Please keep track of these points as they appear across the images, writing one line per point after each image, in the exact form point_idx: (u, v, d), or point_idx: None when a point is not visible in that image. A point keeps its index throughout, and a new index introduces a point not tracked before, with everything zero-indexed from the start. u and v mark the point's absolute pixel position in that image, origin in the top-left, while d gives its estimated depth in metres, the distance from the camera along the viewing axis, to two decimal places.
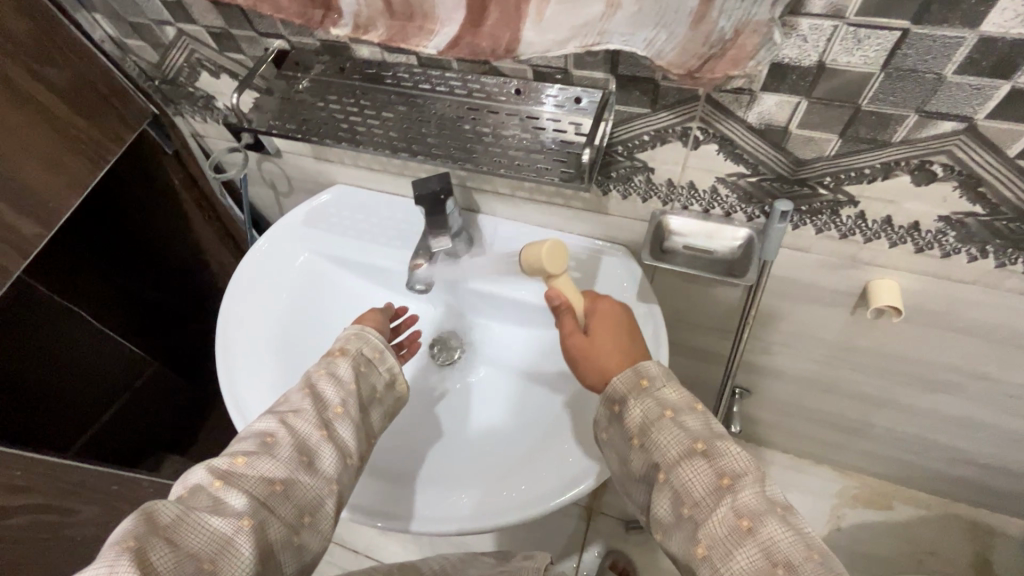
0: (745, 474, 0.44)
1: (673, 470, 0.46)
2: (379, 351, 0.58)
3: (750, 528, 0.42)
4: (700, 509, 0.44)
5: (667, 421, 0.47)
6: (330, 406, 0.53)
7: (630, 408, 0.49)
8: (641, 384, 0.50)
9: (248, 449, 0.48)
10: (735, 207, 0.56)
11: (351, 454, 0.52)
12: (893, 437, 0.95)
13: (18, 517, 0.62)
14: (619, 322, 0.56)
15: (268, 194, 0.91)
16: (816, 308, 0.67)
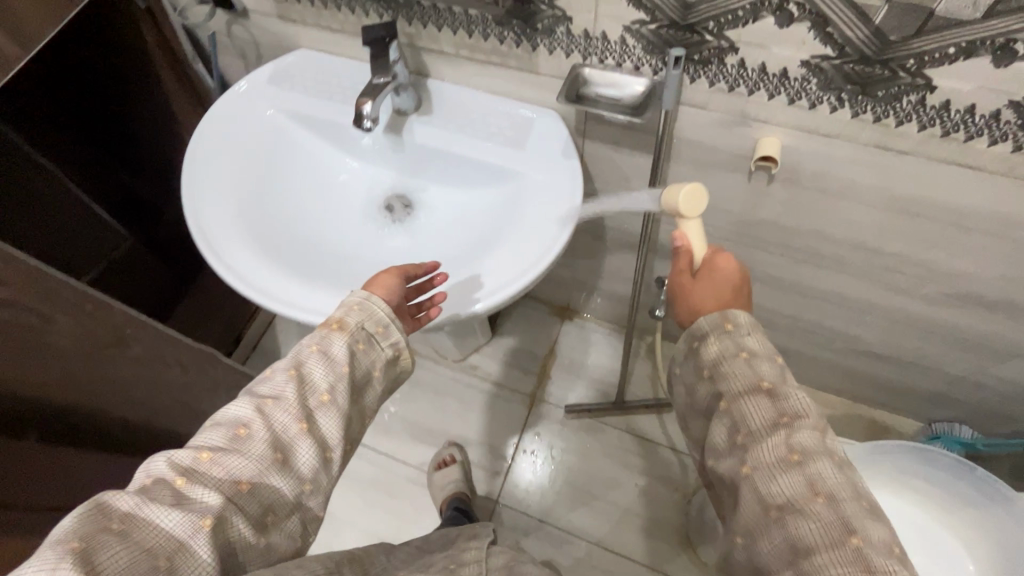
0: (804, 417, 0.47)
1: (737, 403, 0.48)
2: (382, 324, 0.56)
3: (800, 461, 0.45)
4: (753, 439, 0.47)
5: (741, 359, 0.50)
6: (316, 393, 0.50)
7: (707, 345, 0.52)
8: (726, 326, 0.52)
9: (216, 444, 0.46)
10: (642, 60, 0.64)
11: (333, 448, 0.50)
12: (800, 329, 1.06)
13: (2, 309, 0.72)
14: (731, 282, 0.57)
15: (239, 65, 0.98)
16: (719, 176, 0.76)
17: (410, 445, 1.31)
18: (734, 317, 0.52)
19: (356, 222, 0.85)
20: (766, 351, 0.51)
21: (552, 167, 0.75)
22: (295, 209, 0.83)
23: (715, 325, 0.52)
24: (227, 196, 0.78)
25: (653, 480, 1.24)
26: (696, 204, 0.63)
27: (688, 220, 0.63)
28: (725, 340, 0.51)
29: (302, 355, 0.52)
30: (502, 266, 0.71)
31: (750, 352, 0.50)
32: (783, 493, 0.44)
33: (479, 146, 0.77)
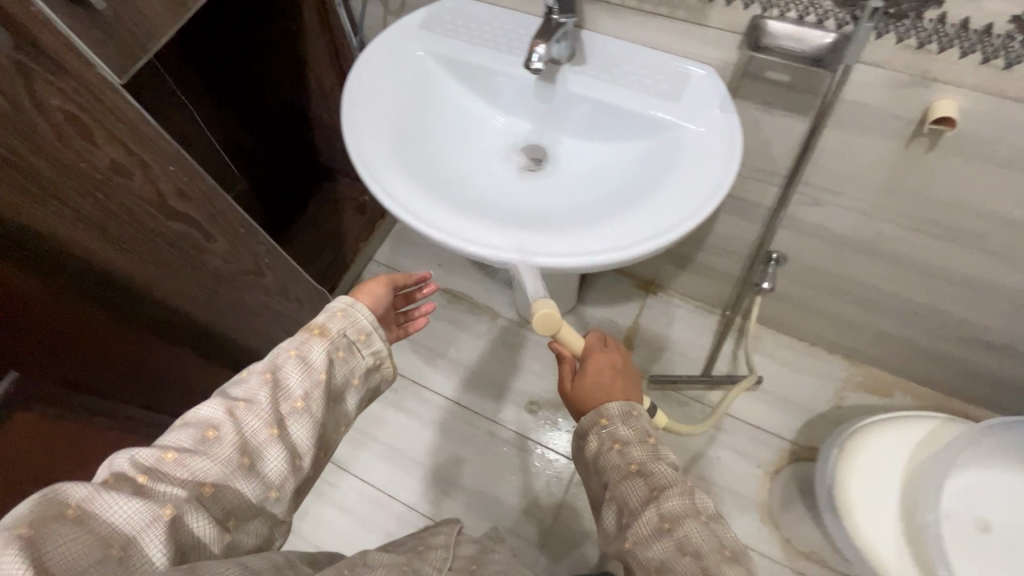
0: (670, 487, 0.56)
1: (616, 492, 0.58)
2: (364, 334, 0.60)
3: (670, 527, 0.54)
4: (632, 517, 0.56)
5: (614, 450, 0.60)
6: (291, 399, 0.55)
7: (589, 443, 0.63)
8: (600, 422, 0.63)
9: (183, 445, 0.50)
10: (829, 12, 0.65)
11: (301, 454, 0.55)
12: (908, 312, 1.06)
13: (178, 224, 0.76)
14: (606, 370, 0.68)
15: (378, 12, 1.01)
16: (873, 141, 0.76)
17: (492, 401, 1.35)
18: (608, 412, 0.63)
19: (495, 167, 0.88)
20: (640, 436, 0.61)
21: (708, 122, 0.75)
22: (439, 151, 0.86)
23: (592, 423, 0.63)
24: (383, 131, 0.81)
25: (734, 455, 1.24)
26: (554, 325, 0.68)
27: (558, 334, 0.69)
28: (600, 435, 0.62)
29: (281, 360, 0.56)
30: (655, 213, 0.72)
31: (620, 441, 0.61)
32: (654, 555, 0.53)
33: (632, 96, 0.78)
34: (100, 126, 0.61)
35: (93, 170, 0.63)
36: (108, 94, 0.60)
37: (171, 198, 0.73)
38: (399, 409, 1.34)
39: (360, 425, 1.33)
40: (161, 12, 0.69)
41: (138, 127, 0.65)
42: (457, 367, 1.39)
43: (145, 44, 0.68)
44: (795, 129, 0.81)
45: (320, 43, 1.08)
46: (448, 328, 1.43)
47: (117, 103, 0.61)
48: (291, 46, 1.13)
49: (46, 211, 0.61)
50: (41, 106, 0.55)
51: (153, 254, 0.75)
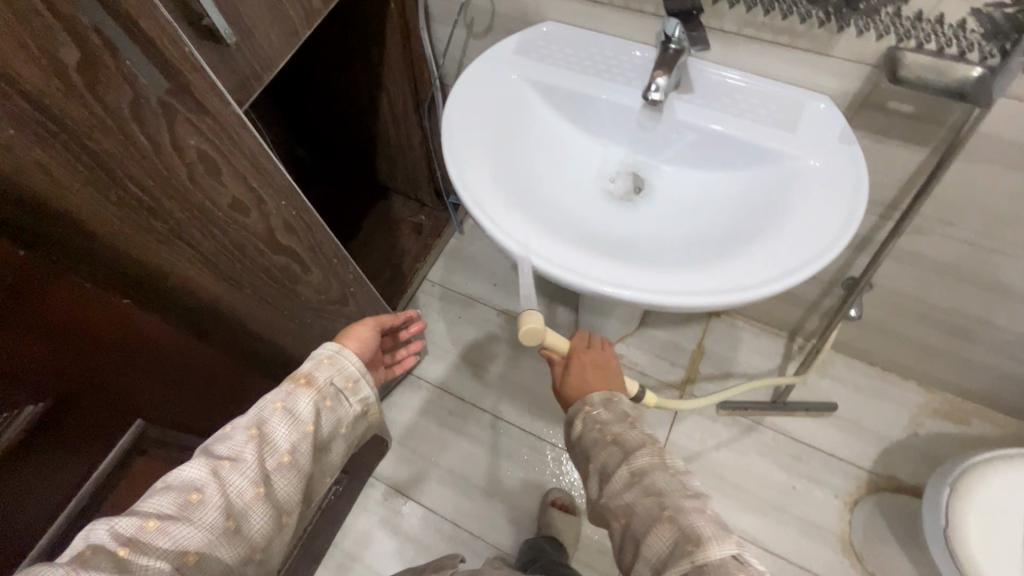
0: (642, 448, 0.60)
1: (596, 457, 0.62)
2: (351, 381, 0.65)
3: (637, 478, 0.58)
4: (608, 479, 0.60)
5: (592, 425, 0.64)
6: (277, 453, 0.57)
7: (574, 430, 0.66)
8: (585, 408, 0.66)
9: (166, 511, 0.51)
10: (973, 45, 0.62)
11: (283, 510, 0.57)
12: (1001, 340, 1.02)
13: (280, 257, 0.74)
14: (588, 368, 0.72)
15: (461, 35, 0.99)
16: (998, 172, 0.74)
17: (554, 426, 1.32)
18: (590, 398, 0.66)
19: (591, 198, 0.85)
20: (619, 417, 0.64)
21: (829, 153, 0.72)
22: (536, 181, 0.83)
23: (579, 409, 0.67)
24: (484, 159, 0.78)
25: (808, 483, 1.20)
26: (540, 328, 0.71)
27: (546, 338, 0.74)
28: (585, 419, 0.65)
29: (266, 414, 0.58)
30: (780, 249, 0.67)
31: (599, 421, 0.64)
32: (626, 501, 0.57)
33: (747, 125, 0.75)
34: (227, 162, 0.59)
35: (215, 207, 0.61)
36: (239, 130, 0.58)
37: (278, 232, 0.71)
38: (460, 433, 1.32)
39: (422, 449, 1.31)
40: (276, 42, 0.67)
41: (261, 163, 0.62)
42: (518, 390, 1.36)
43: (260, 75, 0.66)
44: (911, 159, 0.79)
45: (398, 65, 1.07)
46: (506, 350, 1.41)
47: (245, 139, 0.59)
48: (364, 67, 1.11)
49: (169, 250, 0.59)
50: (179, 145, 0.53)
51: (255, 287, 0.73)
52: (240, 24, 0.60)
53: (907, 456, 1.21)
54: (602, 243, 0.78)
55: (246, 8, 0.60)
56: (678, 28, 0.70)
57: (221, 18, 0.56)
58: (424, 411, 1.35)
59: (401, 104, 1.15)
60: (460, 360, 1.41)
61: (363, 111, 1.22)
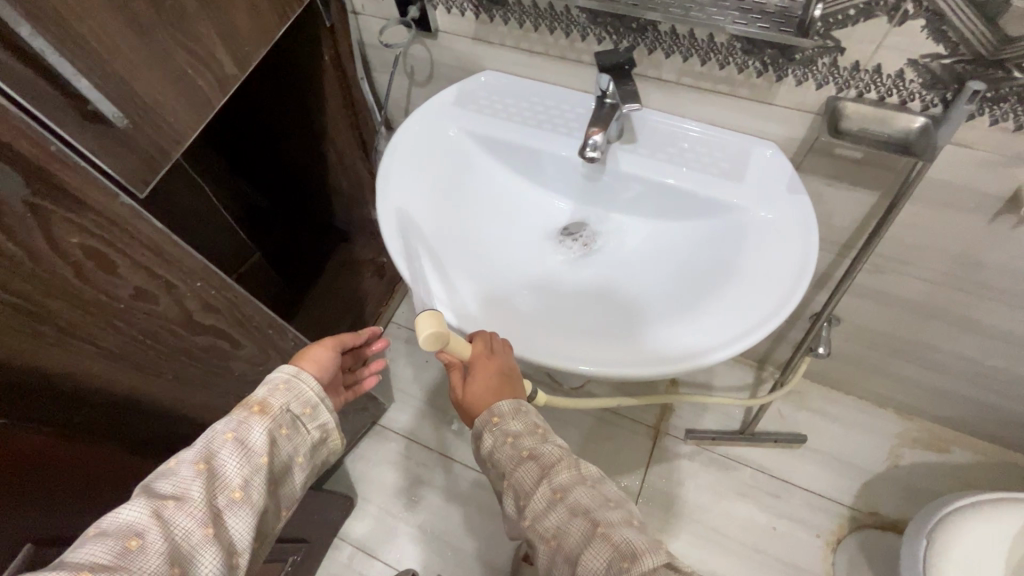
0: (558, 461, 0.56)
1: (511, 476, 0.57)
2: (310, 406, 0.58)
3: (561, 496, 0.54)
4: (527, 496, 0.55)
5: (507, 442, 0.58)
6: (227, 489, 0.50)
7: (482, 442, 0.60)
8: (492, 421, 0.60)
9: (98, 564, 0.43)
10: (915, 94, 0.60)
11: (239, 553, 0.49)
12: (974, 373, 0.99)
13: (202, 337, 0.69)
14: (496, 373, 0.61)
15: (402, 83, 0.95)
16: (953, 215, 0.71)
17: None
18: (498, 411, 0.60)
19: (540, 252, 0.81)
20: (529, 428, 0.59)
21: (778, 204, 0.69)
22: (480, 239, 0.79)
23: (484, 420, 0.60)
24: (422, 220, 0.74)
25: (792, 523, 1.16)
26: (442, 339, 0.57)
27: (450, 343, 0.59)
28: (493, 432, 0.59)
29: (215, 444, 0.51)
30: (732, 308, 0.64)
31: (512, 435, 0.59)
32: (552, 523, 0.53)
33: (692, 177, 0.72)
34: (124, 254, 0.54)
35: (115, 300, 0.56)
36: (134, 221, 0.53)
37: (198, 314, 0.66)
38: (431, 486, 1.27)
39: (393, 505, 1.25)
40: (183, 115, 0.63)
41: (167, 249, 0.58)
42: None
43: (166, 152, 0.62)
44: (865, 201, 0.76)
45: (341, 114, 1.03)
46: None
47: (143, 229, 0.55)
48: (307, 117, 1.07)
49: (65, 351, 0.55)
50: (59, 246, 0.49)
51: (177, 371, 0.69)
52: (136, 104, 0.56)
53: (890, 489, 1.17)
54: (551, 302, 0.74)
55: (141, 86, 0.56)
56: (610, 83, 0.66)
57: (107, 102, 0.52)
58: (391, 463, 1.30)
59: (349, 151, 1.11)
60: (429, 407, 1.36)
61: (312, 158, 1.18)
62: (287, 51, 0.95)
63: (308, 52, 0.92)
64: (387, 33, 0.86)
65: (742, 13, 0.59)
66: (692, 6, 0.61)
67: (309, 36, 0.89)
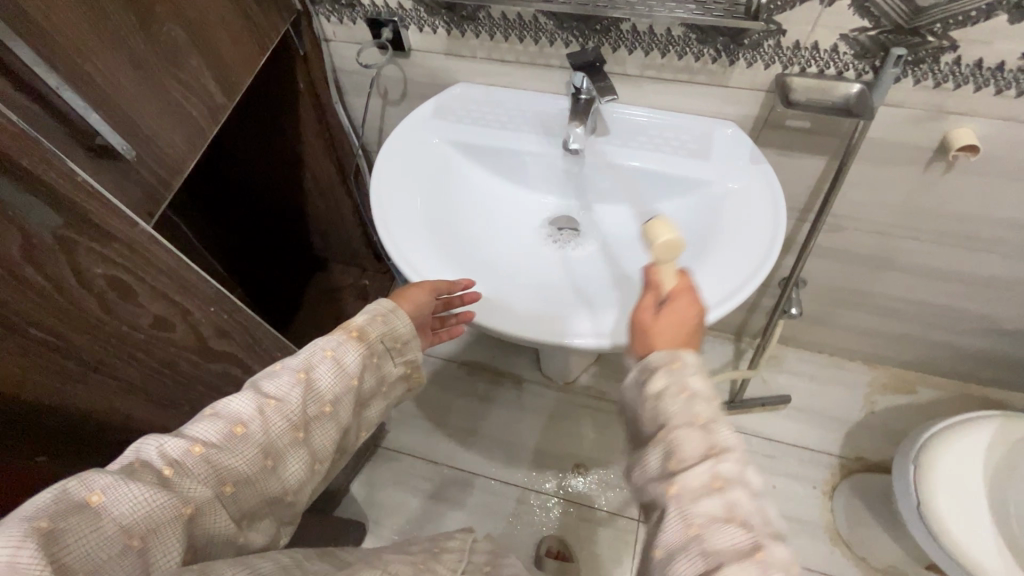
0: (734, 450, 0.44)
1: (672, 431, 0.45)
2: (400, 341, 0.59)
3: (721, 488, 0.42)
4: (683, 467, 0.44)
5: (681, 395, 0.46)
6: (319, 402, 0.52)
7: (653, 377, 0.47)
8: (674, 364, 0.47)
9: (211, 438, 0.46)
10: (848, 65, 0.69)
11: (320, 458, 0.53)
12: (926, 314, 1.10)
13: (217, 364, 0.69)
14: (694, 321, 0.51)
15: (377, 104, 0.99)
16: (892, 169, 0.81)
17: (534, 471, 1.29)
18: (684, 358, 0.47)
19: (533, 248, 0.85)
20: (707, 392, 0.46)
21: (745, 174, 0.76)
22: (474, 240, 0.83)
23: (663, 361, 0.48)
24: (420, 226, 0.77)
25: (788, 480, 1.23)
26: (671, 250, 0.54)
27: (660, 262, 0.55)
28: (669, 374, 0.47)
29: (314, 358, 0.53)
30: (719, 270, 0.69)
31: (693, 390, 0.46)
32: (699, 516, 0.41)
33: (664, 160, 0.78)
34: (144, 283, 0.55)
35: (135, 331, 0.56)
36: (152, 248, 0.55)
37: (212, 339, 0.66)
38: (440, 499, 1.26)
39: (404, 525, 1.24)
40: (181, 146, 0.64)
41: (183, 274, 0.59)
42: (492, 443, 1.33)
43: (167, 183, 0.63)
44: (815, 167, 0.85)
45: (316, 140, 1.05)
46: (473, 402, 1.39)
47: (160, 255, 0.56)
48: (280, 146, 1.08)
49: (88, 386, 0.54)
50: (85, 277, 0.49)
51: (192, 403, 0.67)
52: (139, 136, 0.58)
53: (869, 434, 1.26)
54: (552, 293, 0.77)
55: (143, 118, 0.58)
56: (585, 80, 0.72)
57: (115, 135, 0.54)
58: (398, 482, 1.29)
59: (326, 177, 1.13)
60: (428, 422, 1.36)
61: (286, 188, 1.19)
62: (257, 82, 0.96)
63: (281, 81, 0.94)
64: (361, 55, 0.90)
65: (697, 6, 0.66)
66: (651, 4, 0.68)
67: (282, 66, 0.91)
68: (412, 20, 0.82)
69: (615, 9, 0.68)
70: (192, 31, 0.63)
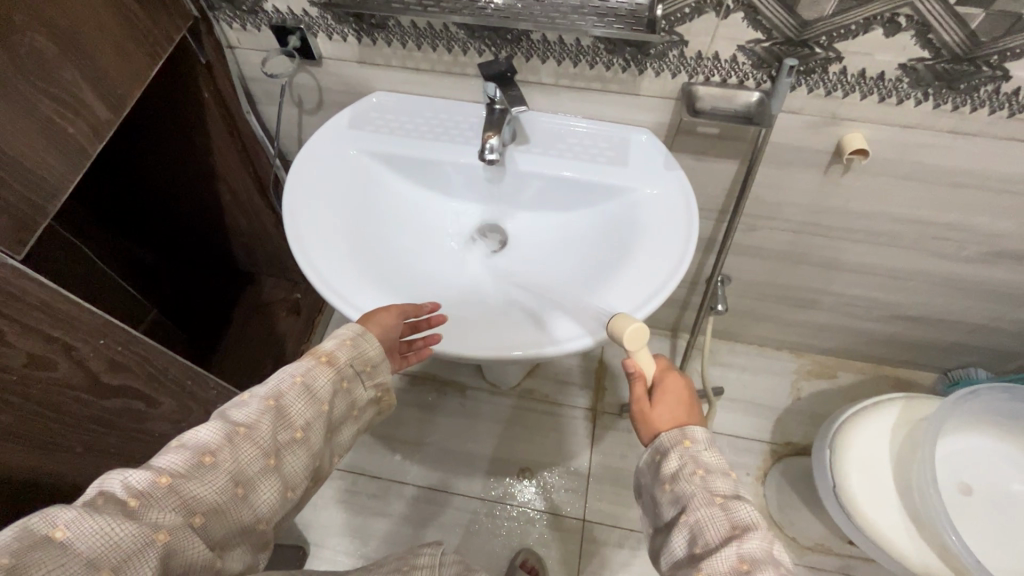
0: (755, 528, 0.50)
1: (695, 514, 0.52)
2: (369, 364, 0.60)
3: (749, 570, 0.47)
4: (709, 550, 0.50)
5: (698, 477, 0.53)
6: (290, 428, 0.52)
7: (669, 459, 0.56)
8: (684, 443, 0.56)
9: (179, 467, 0.46)
10: (748, 74, 0.71)
11: (292, 487, 0.52)
12: (839, 303, 1.16)
13: (113, 400, 0.67)
14: (683, 398, 0.59)
15: (292, 113, 0.95)
16: (797, 171, 0.85)
17: (481, 478, 1.28)
18: (692, 433, 0.56)
19: (457, 257, 0.84)
20: (720, 467, 0.55)
21: (660, 181, 0.77)
22: (397, 252, 0.81)
23: (675, 441, 0.56)
24: (336, 240, 0.74)
25: None
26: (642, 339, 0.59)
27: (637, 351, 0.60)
28: (682, 454, 0.55)
29: (282, 387, 0.53)
30: (636, 277, 0.70)
31: (705, 468, 0.54)
32: None
33: (582, 168, 0.78)
34: (9, 319, 0.52)
35: (5, 372, 0.53)
36: (19, 280, 0.52)
37: (105, 373, 0.64)
38: (388, 516, 1.24)
39: (352, 545, 1.20)
40: (59, 167, 0.59)
41: (62, 307, 0.56)
42: (440, 453, 1.31)
43: (41, 208, 0.58)
44: (729, 169, 0.88)
45: (229, 151, 1.00)
46: (416, 413, 1.36)
47: (28, 288, 0.53)
48: (190, 158, 1.02)
49: None
50: None
51: (86, 443, 0.66)
52: (2, 159, 0.52)
53: (797, 419, 1.33)
54: (474, 304, 0.76)
55: (6, 139, 0.53)
56: (497, 90, 0.72)
57: None
58: (341, 500, 1.25)
59: (244, 189, 1.08)
60: (372, 437, 1.33)
61: (204, 202, 1.13)
62: (160, 94, 0.91)
63: (184, 90, 0.89)
64: (270, 64, 0.86)
65: (599, 18, 0.67)
66: (557, 15, 0.68)
67: (185, 75, 0.86)
68: (320, 27, 0.79)
69: (521, 20, 0.68)
70: (63, 42, 0.58)
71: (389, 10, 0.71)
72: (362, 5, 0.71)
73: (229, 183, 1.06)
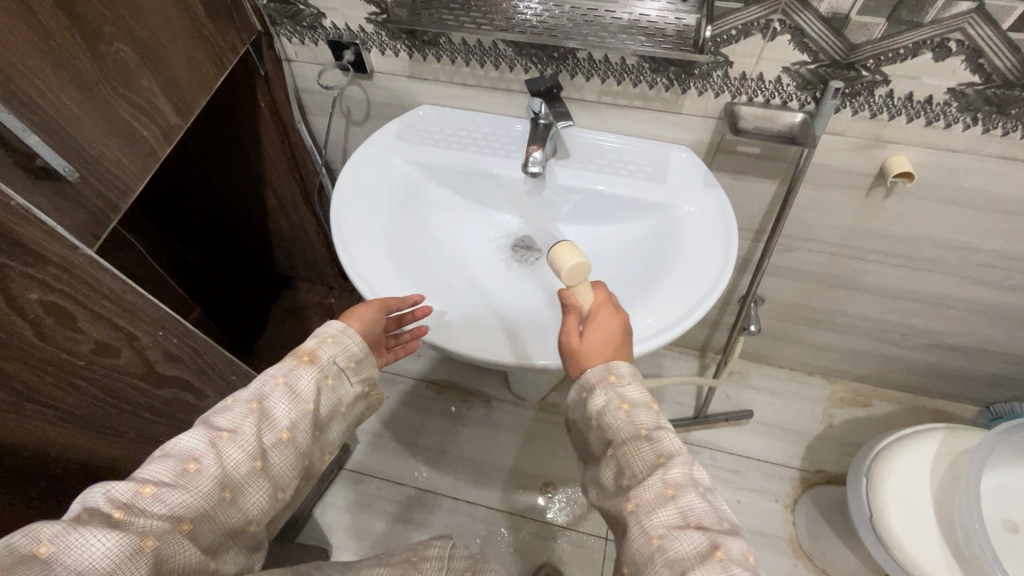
0: (678, 454, 0.51)
1: (621, 451, 0.52)
2: (354, 360, 0.60)
3: (674, 495, 0.48)
4: (637, 481, 0.51)
5: (622, 412, 0.53)
6: (275, 429, 0.53)
7: (594, 398, 0.54)
8: (609, 378, 0.54)
9: (163, 478, 0.47)
10: (792, 95, 0.72)
11: (281, 488, 0.53)
12: (875, 329, 1.14)
13: (166, 390, 0.71)
14: (615, 336, 0.58)
15: (340, 123, 0.99)
16: (837, 193, 0.84)
17: (500, 490, 1.27)
18: (618, 368, 0.55)
19: (491, 268, 0.85)
20: (644, 399, 0.54)
21: (698, 200, 0.77)
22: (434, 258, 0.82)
23: (600, 377, 0.55)
24: (378, 243, 0.76)
25: (752, 494, 1.25)
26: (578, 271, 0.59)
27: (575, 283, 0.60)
28: (607, 391, 0.54)
29: (266, 389, 0.54)
30: (671, 292, 0.70)
31: (629, 402, 0.53)
32: (665, 524, 0.48)
33: (620, 184, 0.79)
34: (87, 309, 0.57)
35: (74, 356, 0.58)
36: (96, 272, 0.57)
37: (161, 364, 0.68)
38: (406, 521, 1.24)
39: (368, 549, 1.21)
40: (132, 168, 0.63)
41: (128, 299, 0.61)
42: (459, 462, 1.31)
43: (115, 205, 0.61)
44: (766, 189, 0.88)
45: (277, 157, 1.04)
46: (439, 421, 1.37)
47: (108, 282, 0.58)
48: (240, 164, 1.07)
49: (21, 417, 0.55)
50: (19, 302, 0.51)
51: (139, 430, 0.70)
52: (82, 160, 0.56)
53: (828, 447, 1.29)
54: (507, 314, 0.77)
55: (89, 141, 0.57)
56: (543, 105, 0.74)
57: (59, 158, 0.53)
58: (361, 503, 1.27)
59: (290, 197, 1.12)
60: (395, 442, 1.34)
61: (249, 206, 1.17)
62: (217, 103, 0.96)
63: (241, 99, 0.94)
64: (325, 75, 0.90)
65: (647, 37, 0.69)
66: (605, 34, 0.70)
67: (243, 85, 0.91)
68: (374, 43, 0.82)
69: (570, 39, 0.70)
70: (142, 51, 0.62)
71: (442, 26, 0.73)
72: (418, 23, 0.74)
73: (275, 188, 1.11)
